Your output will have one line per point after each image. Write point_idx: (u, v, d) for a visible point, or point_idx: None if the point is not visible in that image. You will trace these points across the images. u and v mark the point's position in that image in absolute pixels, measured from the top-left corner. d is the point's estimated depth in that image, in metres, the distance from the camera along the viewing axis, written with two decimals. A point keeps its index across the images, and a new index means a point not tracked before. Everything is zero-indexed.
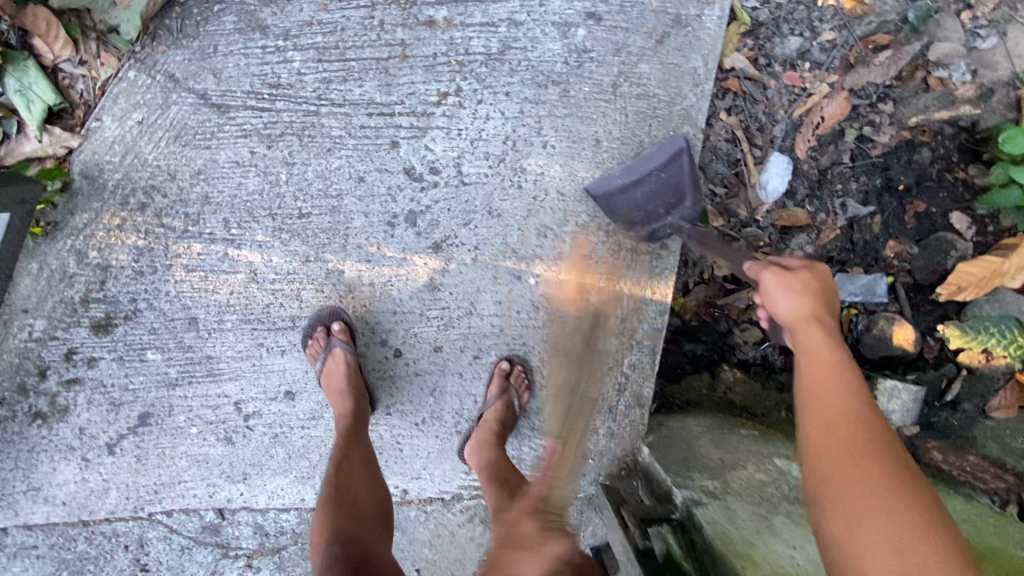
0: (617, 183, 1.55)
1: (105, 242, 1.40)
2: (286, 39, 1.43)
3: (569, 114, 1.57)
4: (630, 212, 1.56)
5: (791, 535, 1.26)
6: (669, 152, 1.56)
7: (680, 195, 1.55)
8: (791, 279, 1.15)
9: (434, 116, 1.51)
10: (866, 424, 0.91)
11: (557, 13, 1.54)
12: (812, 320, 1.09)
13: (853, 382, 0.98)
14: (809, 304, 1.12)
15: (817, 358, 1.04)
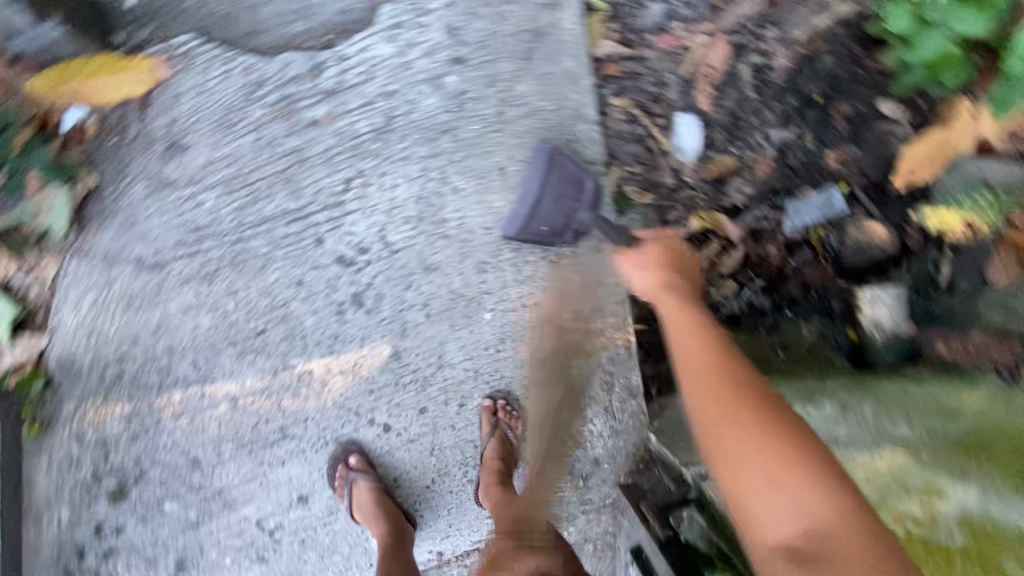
0: (522, 213, 1.59)
1: (98, 417, 1.52)
2: (194, 185, 1.56)
3: (466, 155, 1.64)
4: (554, 225, 1.59)
5: None
6: (542, 158, 1.58)
7: (579, 184, 1.59)
8: (639, 257, 1.35)
9: (346, 202, 1.60)
10: (730, 375, 1.06)
11: (423, 71, 1.64)
12: (666, 290, 1.29)
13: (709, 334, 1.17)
14: (661, 277, 1.32)
15: (678, 323, 1.21)
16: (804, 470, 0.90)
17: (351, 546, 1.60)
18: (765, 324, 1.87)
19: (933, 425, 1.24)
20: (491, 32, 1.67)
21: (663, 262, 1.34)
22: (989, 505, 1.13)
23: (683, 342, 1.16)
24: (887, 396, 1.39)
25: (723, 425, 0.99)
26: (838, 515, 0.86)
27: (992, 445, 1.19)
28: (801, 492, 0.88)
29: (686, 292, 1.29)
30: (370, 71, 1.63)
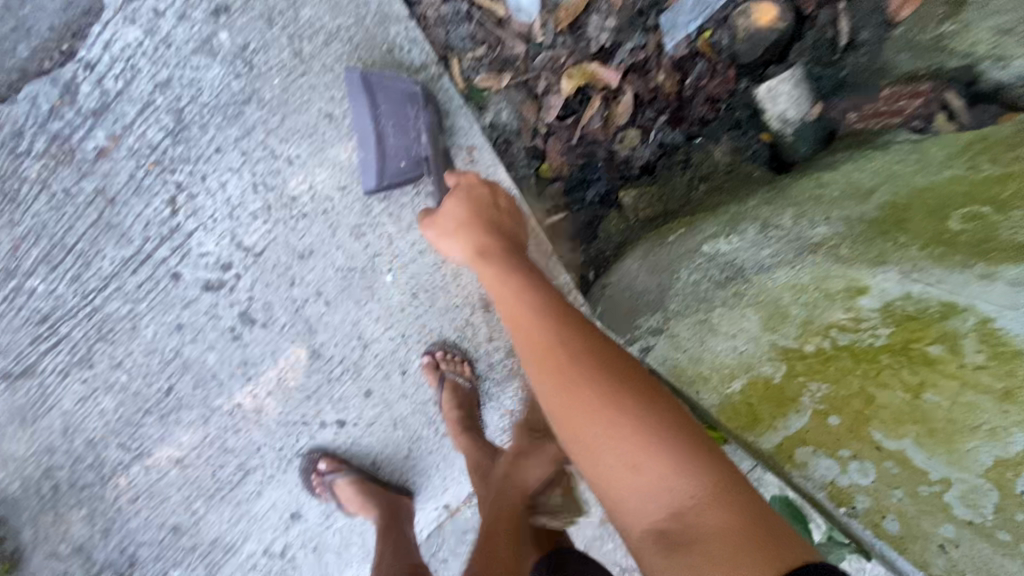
0: (374, 158, 1.39)
1: (62, 529, 1.48)
2: (14, 276, 1.38)
3: (283, 118, 1.42)
4: (413, 155, 1.42)
5: (732, 321, 1.25)
6: (360, 90, 1.35)
7: (412, 100, 1.42)
8: (444, 224, 1.13)
9: (182, 224, 1.42)
10: (582, 368, 0.87)
11: (187, 40, 1.37)
12: (481, 259, 1.06)
13: (546, 312, 0.94)
14: (471, 241, 1.09)
15: (509, 304, 0.98)
16: (671, 457, 0.81)
17: (362, 534, 1.64)
18: (680, 162, 1.71)
19: (848, 213, 1.16)
20: None
21: (467, 219, 1.11)
22: (911, 286, 1.02)
23: (512, 319, 0.97)
24: (804, 196, 1.30)
25: (578, 422, 0.85)
26: (702, 491, 0.79)
27: (912, 218, 1.07)
28: (666, 473, 0.80)
29: (502, 252, 1.07)
30: (129, 66, 1.36)
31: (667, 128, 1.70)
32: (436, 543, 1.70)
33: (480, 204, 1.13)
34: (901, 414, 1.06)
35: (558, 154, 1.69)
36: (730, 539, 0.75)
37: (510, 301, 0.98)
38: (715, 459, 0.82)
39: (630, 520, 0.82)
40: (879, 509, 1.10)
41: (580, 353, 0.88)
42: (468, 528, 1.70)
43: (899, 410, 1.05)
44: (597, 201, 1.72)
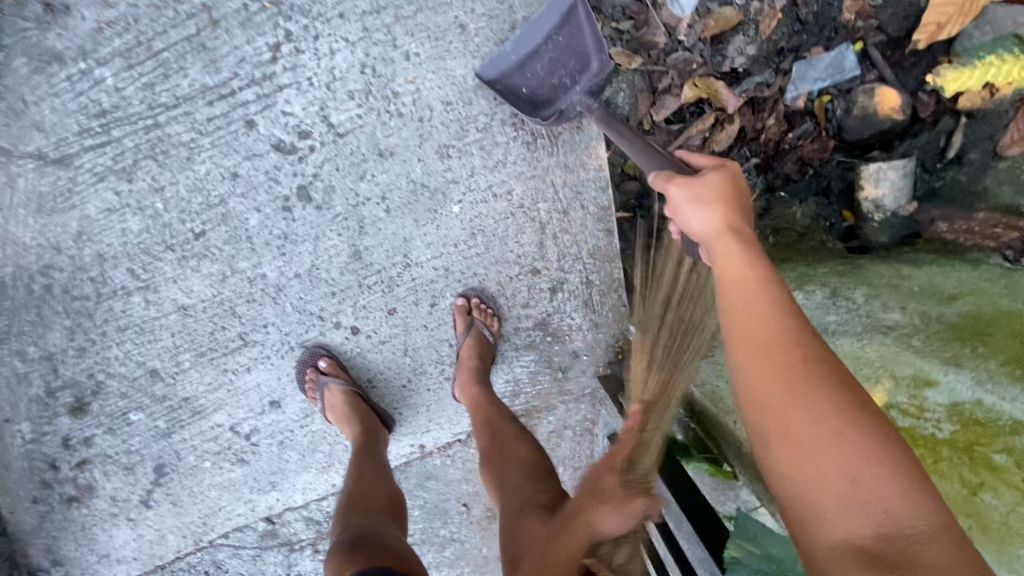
0: (514, 57, 1.37)
1: (37, 332, 1.40)
2: (85, 58, 1.28)
3: (416, 10, 1.36)
4: (534, 92, 1.38)
5: None
6: (570, 13, 1.32)
7: (586, 59, 1.33)
8: (699, 188, 0.99)
9: (276, 75, 1.34)
10: (821, 372, 0.78)
11: None
12: (728, 234, 0.95)
13: (787, 311, 0.85)
14: (724, 214, 0.97)
15: (744, 285, 0.89)
16: (914, 488, 0.69)
17: (331, 444, 1.60)
18: (758, 208, 1.72)
19: (926, 309, 1.20)
20: None
21: (723, 197, 1.00)
22: (983, 394, 1.06)
23: (744, 300, 0.88)
24: (878, 279, 1.32)
25: (796, 415, 0.76)
26: (927, 519, 0.67)
27: (994, 332, 1.12)
28: (899, 503, 0.68)
29: (751, 239, 0.96)
30: None
31: (756, 171, 1.71)
32: (397, 476, 1.68)
33: (731, 187, 1.01)
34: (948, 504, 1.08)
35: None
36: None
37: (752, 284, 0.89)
38: None
39: (831, 534, 0.70)
40: None
41: (816, 357, 0.80)
42: (430, 474, 1.69)
43: (950, 500, 1.08)
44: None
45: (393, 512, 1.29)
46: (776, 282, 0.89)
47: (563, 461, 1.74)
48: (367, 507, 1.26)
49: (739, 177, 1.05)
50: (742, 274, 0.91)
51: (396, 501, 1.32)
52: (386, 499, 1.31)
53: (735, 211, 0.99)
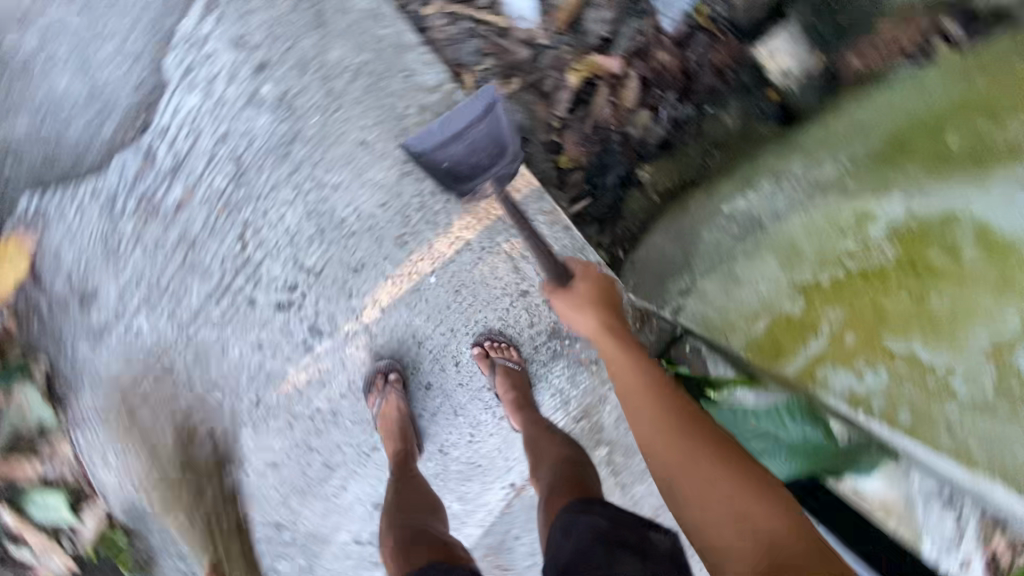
0: (438, 140, 1.54)
1: (184, 534, 1.70)
2: (123, 317, 1.62)
3: (325, 150, 1.61)
4: (455, 168, 1.55)
5: (743, 263, 1.52)
6: (487, 105, 1.53)
7: (502, 146, 1.54)
8: (575, 296, 1.36)
9: (251, 255, 1.62)
10: (690, 422, 1.06)
11: (238, 98, 1.58)
12: (605, 329, 1.29)
13: (657, 385, 1.14)
14: (596, 314, 1.33)
15: (627, 368, 1.18)
16: (761, 497, 0.96)
17: None
18: (693, 133, 1.73)
19: (855, 153, 1.46)
20: (274, 20, 1.58)
21: (597, 301, 1.36)
22: (912, 201, 1.39)
23: (628, 383, 1.16)
24: (811, 142, 1.51)
25: (680, 454, 1.01)
26: (777, 521, 0.93)
27: (911, 148, 1.41)
28: (762, 511, 0.94)
29: (619, 329, 1.30)
30: (194, 127, 1.59)
31: (675, 104, 1.75)
32: (506, 524, 1.78)
33: (610, 291, 1.40)
34: (905, 314, 1.40)
35: (572, 143, 1.77)
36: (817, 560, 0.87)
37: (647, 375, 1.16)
38: (788, 508, 0.96)
39: (718, 544, 0.93)
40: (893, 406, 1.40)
41: (683, 413, 1.08)
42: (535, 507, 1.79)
43: (906, 312, 1.40)
44: (615, 185, 1.75)
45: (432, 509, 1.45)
46: (649, 363, 1.19)
47: None
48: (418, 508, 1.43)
49: (605, 281, 1.43)
50: (622, 360, 1.21)
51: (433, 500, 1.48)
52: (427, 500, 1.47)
53: (608, 313, 1.34)
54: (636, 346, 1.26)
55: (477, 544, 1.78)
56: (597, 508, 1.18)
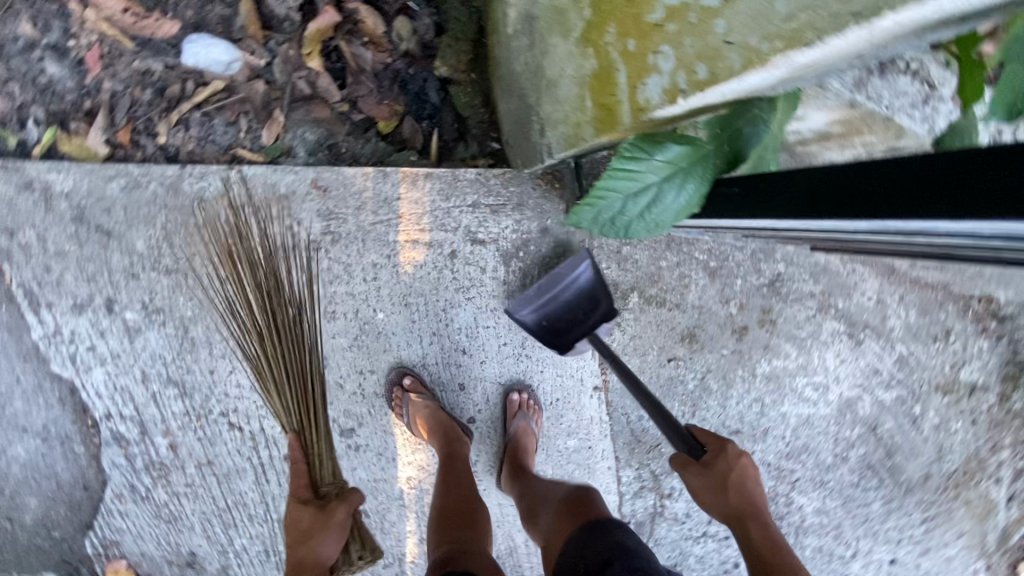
0: (535, 303, 1.60)
1: None
2: (228, 550, 1.74)
3: (213, 312, 1.62)
4: (555, 326, 1.62)
5: (547, 53, 1.14)
6: (581, 269, 1.57)
7: (595, 298, 1.59)
8: (718, 481, 1.19)
9: (253, 429, 1.68)
10: None
11: (123, 341, 1.62)
12: (749, 517, 1.20)
13: (784, 559, 1.15)
14: (737, 498, 1.20)
15: (760, 542, 1.17)
16: None
17: (571, 460, 1.81)
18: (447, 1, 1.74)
19: None
20: (77, 265, 1.57)
21: (738, 482, 1.20)
22: None
23: (759, 548, 1.17)
24: None
25: None
26: None
27: None
28: None
29: (759, 510, 1.21)
30: (123, 390, 1.65)
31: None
32: (620, 414, 1.81)
33: (743, 460, 1.22)
34: None
35: (376, 105, 1.72)
36: None
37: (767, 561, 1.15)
38: None
39: None
40: (687, 63, 0.79)
41: None
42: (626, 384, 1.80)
43: None
44: (440, 98, 1.77)
45: (473, 521, 1.37)
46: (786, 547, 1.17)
47: (650, 258, 1.76)
48: (452, 521, 1.37)
49: (745, 455, 1.23)
50: (756, 538, 1.18)
51: (475, 509, 1.41)
52: (468, 510, 1.41)
53: (750, 492, 1.22)
54: (772, 520, 1.21)
55: (617, 446, 1.82)
56: (598, 539, 1.18)
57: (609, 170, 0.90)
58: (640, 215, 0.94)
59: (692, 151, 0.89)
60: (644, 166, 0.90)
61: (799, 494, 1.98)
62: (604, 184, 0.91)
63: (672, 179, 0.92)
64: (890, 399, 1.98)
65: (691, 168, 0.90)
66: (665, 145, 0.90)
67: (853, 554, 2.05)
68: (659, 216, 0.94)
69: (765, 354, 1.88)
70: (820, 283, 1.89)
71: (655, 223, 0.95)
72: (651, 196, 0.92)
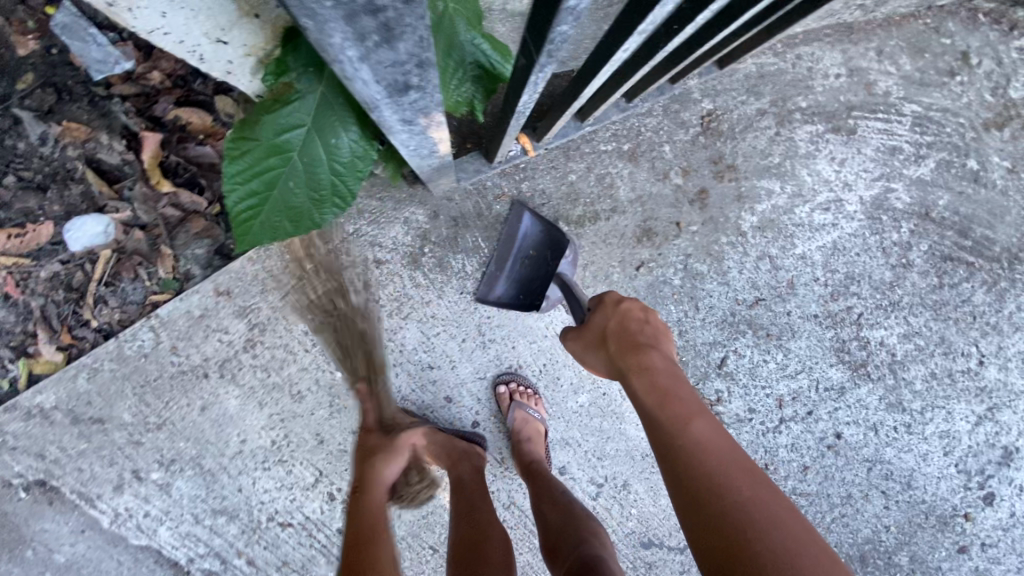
0: (504, 275, 1.58)
1: None
2: None
3: (211, 439, 1.72)
4: (530, 293, 1.57)
5: None
6: (526, 225, 1.55)
7: (550, 248, 1.55)
8: (594, 335, 1.26)
9: (301, 520, 1.76)
10: (724, 474, 0.97)
11: (164, 498, 1.77)
12: (646, 369, 1.13)
13: (698, 415, 1.06)
14: (620, 347, 1.20)
15: (665, 396, 1.09)
16: (766, 525, 0.90)
17: (591, 414, 1.68)
18: None
19: None
20: (96, 456, 1.75)
21: (619, 331, 1.23)
22: None
23: (660, 405, 1.08)
24: None
25: (711, 522, 0.92)
26: (763, 496, 0.94)
27: None
28: (763, 511, 0.92)
29: (661, 363, 1.15)
30: (186, 539, 1.78)
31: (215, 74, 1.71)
32: None
33: (629, 308, 1.26)
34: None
35: None
36: (781, 525, 0.91)
37: (656, 410, 1.08)
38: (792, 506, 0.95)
39: (701, 530, 0.93)
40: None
41: (712, 469, 0.97)
42: None
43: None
44: None
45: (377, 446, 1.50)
46: (699, 403, 1.09)
47: (557, 180, 1.56)
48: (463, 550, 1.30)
49: (627, 299, 1.29)
50: (655, 394, 1.10)
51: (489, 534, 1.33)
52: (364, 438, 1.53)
53: (644, 345, 1.18)
54: (680, 377, 1.14)
55: None
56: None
57: (230, 173, 0.96)
58: (306, 198, 1.05)
59: (304, 106, 0.98)
60: (266, 153, 1.00)
61: (873, 330, 1.63)
62: (239, 187, 1.00)
63: (306, 144, 1.01)
64: (929, 173, 1.57)
65: (317, 130, 1.00)
66: (273, 124, 0.98)
67: (983, 361, 1.66)
68: (326, 184, 1.06)
69: (743, 205, 1.57)
70: (765, 95, 1.54)
71: (323, 195, 1.06)
72: (301, 175, 1.03)
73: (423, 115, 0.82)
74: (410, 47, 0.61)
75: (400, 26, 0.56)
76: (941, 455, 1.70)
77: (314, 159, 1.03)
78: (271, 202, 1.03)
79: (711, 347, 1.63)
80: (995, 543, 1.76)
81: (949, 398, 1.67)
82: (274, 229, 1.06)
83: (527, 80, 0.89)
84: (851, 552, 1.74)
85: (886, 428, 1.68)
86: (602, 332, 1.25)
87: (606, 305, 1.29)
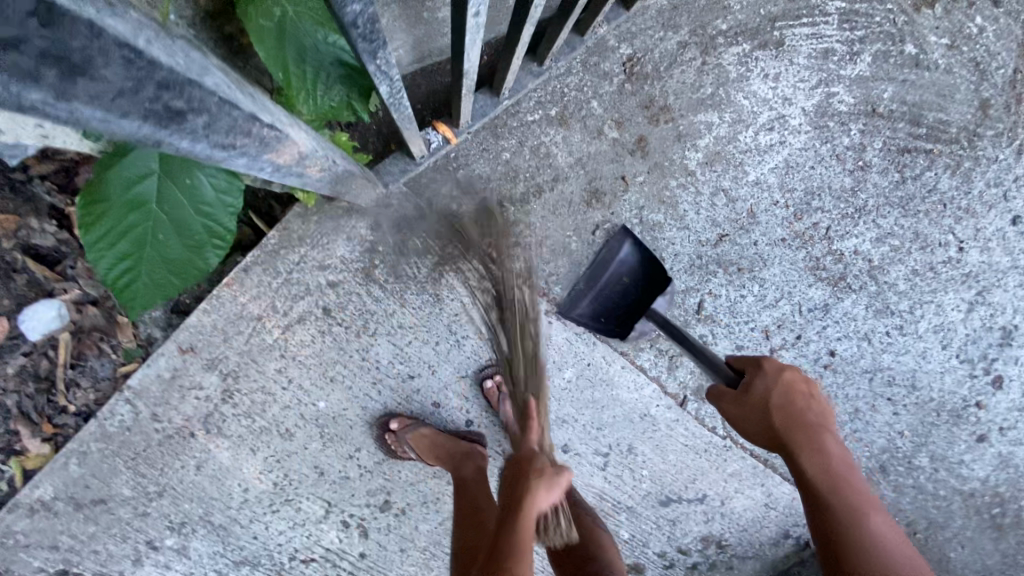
0: (588, 294, 1.49)
1: None
2: None
3: (214, 495, 1.70)
4: (609, 315, 1.49)
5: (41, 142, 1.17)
6: (624, 252, 1.48)
7: (641, 275, 1.49)
8: (751, 402, 1.05)
9: (323, 555, 1.75)
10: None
11: (184, 562, 1.75)
12: (833, 470, 1.04)
13: (869, 500, 1.04)
14: (785, 421, 1.03)
15: (852, 491, 1.04)
16: None
17: (581, 387, 1.65)
18: None
19: None
20: (106, 536, 1.73)
21: (786, 406, 1.04)
22: None
23: (858, 502, 1.03)
24: None
25: None
26: None
27: None
28: None
29: (847, 464, 1.05)
30: None
31: None
32: None
33: (787, 369, 1.07)
34: None
35: None
36: None
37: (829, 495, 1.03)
38: None
39: None
40: None
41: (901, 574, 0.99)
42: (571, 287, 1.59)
43: None
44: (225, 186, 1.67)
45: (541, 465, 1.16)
46: (870, 496, 1.04)
47: (491, 161, 1.51)
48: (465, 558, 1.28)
49: (793, 368, 1.07)
50: (842, 490, 1.03)
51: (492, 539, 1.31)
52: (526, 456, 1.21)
53: (814, 415, 1.05)
54: (856, 471, 1.06)
55: (613, 343, 1.64)
56: None
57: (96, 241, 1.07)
58: (180, 246, 1.14)
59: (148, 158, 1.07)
60: (125, 212, 1.08)
61: (844, 241, 1.59)
62: (111, 253, 1.10)
63: (159, 196, 1.09)
64: (867, 68, 1.51)
65: (166, 177, 1.09)
66: (119, 186, 1.06)
67: (963, 247, 1.61)
68: (196, 231, 1.13)
69: (685, 144, 1.52)
70: (683, 27, 1.48)
71: (196, 241, 1.14)
72: (166, 226, 1.11)
73: (237, 136, 0.74)
74: (120, 70, 0.54)
75: (77, 53, 0.51)
76: (940, 350, 1.67)
77: (173, 207, 1.10)
78: (146, 261, 1.12)
79: (685, 294, 1.59)
80: (1013, 425, 1.74)
81: (936, 291, 1.63)
82: (159, 286, 1.14)
83: (368, 70, 0.89)
84: (871, 465, 1.72)
85: (879, 335, 1.65)
86: (762, 403, 1.04)
87: (767, 371, 1.06)
